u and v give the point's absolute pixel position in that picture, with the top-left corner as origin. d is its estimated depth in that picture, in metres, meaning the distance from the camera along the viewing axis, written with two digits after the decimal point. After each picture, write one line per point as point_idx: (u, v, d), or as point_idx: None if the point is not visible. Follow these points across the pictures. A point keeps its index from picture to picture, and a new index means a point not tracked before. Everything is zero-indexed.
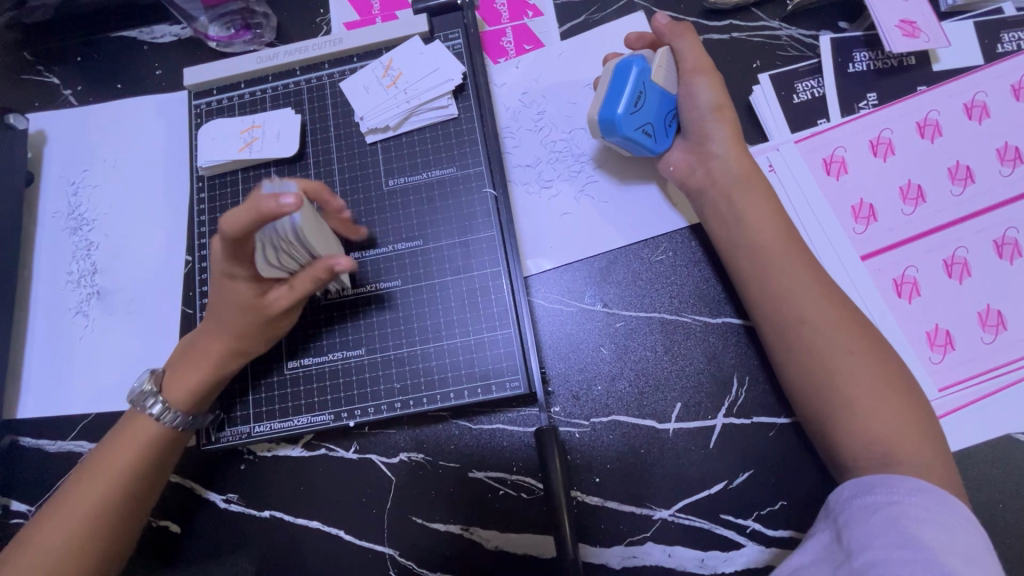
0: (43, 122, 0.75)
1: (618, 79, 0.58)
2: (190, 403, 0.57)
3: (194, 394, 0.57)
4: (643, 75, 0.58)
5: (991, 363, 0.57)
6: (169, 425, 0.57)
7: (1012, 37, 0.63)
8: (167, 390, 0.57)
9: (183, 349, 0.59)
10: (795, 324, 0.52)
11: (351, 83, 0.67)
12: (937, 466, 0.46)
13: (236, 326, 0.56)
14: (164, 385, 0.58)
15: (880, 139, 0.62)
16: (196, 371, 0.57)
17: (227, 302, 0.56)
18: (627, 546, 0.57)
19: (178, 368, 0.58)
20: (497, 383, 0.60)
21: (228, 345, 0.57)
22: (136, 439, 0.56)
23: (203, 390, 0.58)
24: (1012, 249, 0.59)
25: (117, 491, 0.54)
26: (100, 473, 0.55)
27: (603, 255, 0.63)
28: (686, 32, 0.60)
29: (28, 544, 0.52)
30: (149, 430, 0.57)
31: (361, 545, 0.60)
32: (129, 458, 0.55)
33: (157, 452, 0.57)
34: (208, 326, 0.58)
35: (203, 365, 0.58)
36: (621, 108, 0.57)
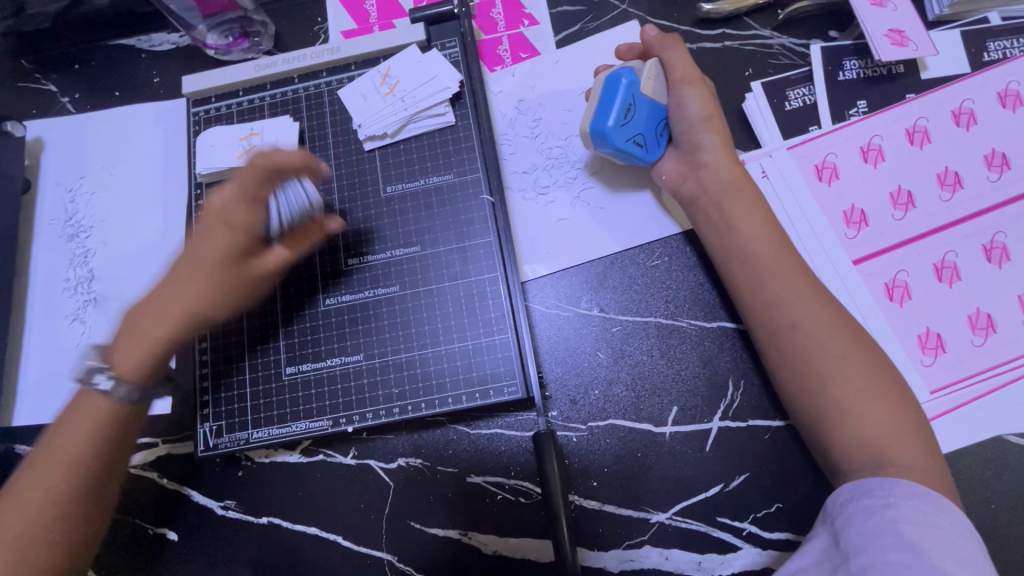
0: (40, 129, 0.75)
1: (608, 92, 0.59)
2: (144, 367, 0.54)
3: (142, 360, 0.54)
4: (632, 87, 0.59)
5: (982, 365, 0.58)
6: (117, 399, 0.52)
7: (998, 46, 0.64)
8: (119, 359, 0.53)
9: (130, 313, 0.56)
10: (787, 329, 0.52)
11: (350, 91, 0.68)
12: (929, 467, 0.47)
13: (205, 282, 0.55)
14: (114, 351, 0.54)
15: (870, 145, 0.63)
16: (149, 333, 0.54)
17: (197, 255, 0.56)
18: (626, 550, 0.58)
19: (127, 334, 0.55)
20: (495, 388, 0.60)
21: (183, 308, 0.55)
22: (83, 425, 0.52)
23: (160, 356, 0.55)
24: (1001, 253, 0.60)
25: (75, 477, 0.51)
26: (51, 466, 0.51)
27: (600, 261, 0.64)
28: (675, 44, 0.61)
29: None
30: (99, 409, 0.53)
31: (360, 551, 0.60)
32: (83, 440, 0.52)
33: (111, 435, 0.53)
34: (168, 288, 0.56)
35: (155, 328, 0.54)
36: (612, 120, 0.59)
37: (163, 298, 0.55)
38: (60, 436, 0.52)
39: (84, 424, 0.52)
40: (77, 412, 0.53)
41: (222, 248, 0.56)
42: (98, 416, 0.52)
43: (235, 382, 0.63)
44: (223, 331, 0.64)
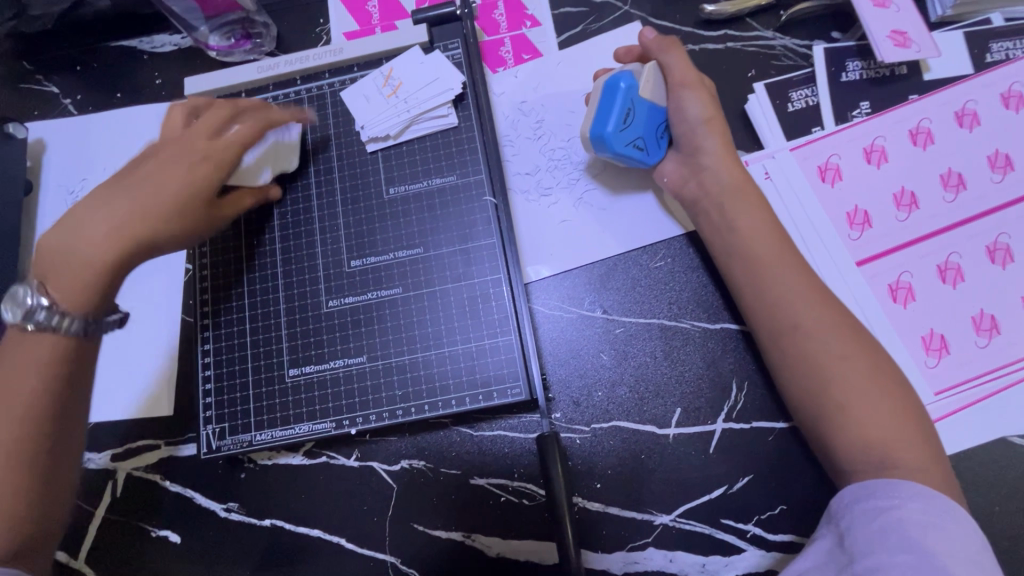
0: (42, 131, 0.75)
1: (607, 96, 0.60)
2: (92, 289, 0.52)
3: (84, 290, 0.52)
4: (630, 91, 0.59)
5: (986, 367, 0.58)
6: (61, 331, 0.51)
7: (1001, 47, 0.64)
8: (68, 283, 0.51)
9: (59, 239, 0.53)
10: (791, 331, 0.52)
11: (352, 93, 0.68)
12: (934, 469, 0.46)
13: (153, 208, 0.55)
14: (49, 278, 0.52)
15: (873, 146, 0.63)
16: (86, 258, 0.52)
17: (143, 186, 0.56)
18: (629, 552, 0.58)
19: (58, 263, 0.52)
20: (498, 390, 0.60)
21: (123, 232, 0.53)
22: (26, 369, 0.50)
23: (99, 284, 0.52)
24: (1004, 254, 0.60)
25: (32, 423, 0.49)
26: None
27: (603, 262, 0.64)
28: (672, 47, 0.61)
29: None
30: (45, 347, 0.50)
31: (363, 554, 0.60)
32: (32, 384, 0.49)
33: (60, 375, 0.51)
34: (112, 213, 0.54)
35: (92, 252, 0.52)
36: (611, 125, 0.59)
37: (100, 223, 0.53)
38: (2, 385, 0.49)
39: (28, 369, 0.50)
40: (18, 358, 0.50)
41: (173, 182, 0.56)
42: (43, 357, 0.50)
43: (237, 383, 0.63)
44: (227, 333, 0.64)
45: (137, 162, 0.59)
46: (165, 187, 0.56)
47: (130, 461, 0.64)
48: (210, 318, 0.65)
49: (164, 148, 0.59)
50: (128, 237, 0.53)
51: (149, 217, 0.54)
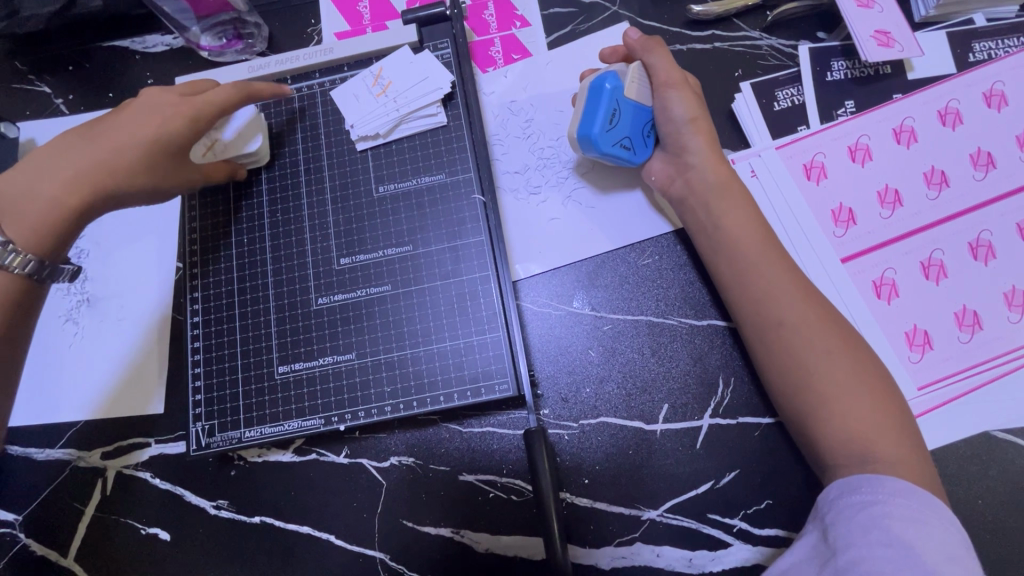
0: (33, 130, 0.75)
1: (592, 97, 0.61)
2: (40, 238, 0.54)
3: (32, 232, 0.53)
4: (616, 92, 0.60)
5: (968, 362, 0.58)
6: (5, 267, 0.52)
7: (983, 46, 0.65)
8: (20, 229, 0.53)
9: (18, 181, 0.55)
10: (774, 325, 0.53)
11: (342, 91, 0.68)
12: (913, 462, 0.47)
13: (115, 159, 0.56)
14: (1, 215, 0.53)
15: (858, 145, 0.64)
16: (37, 200, 0.54)
17: (109, 133, 0.57)
18: (617, 547, 0.58)
19: (13, 203, 0.54)
20: (486, 386, 0.60)
21: (81, 180, 0.55)
22: None
23: (53, 226, 0.54)
24: (987, 251, 0.60)
25: None
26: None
27: (591, 259, 0.64)
28: (657, 47, 0.61)
29: None
30: None
31: (353, 550, 0.60)
32: None
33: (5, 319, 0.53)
34: (74, 160, 0.56)
35: (51, 195, 0.54)
36: (598, 126, 0.60)
37: (58, 168, 0.55)
38: None
39: None
40: None
41: (143, 133, 0.57)
42: None
43: (226, 380, 0.63)
44: (217, 331, 0.65)
45: (115, 110, 0.60)
46: (132, 135, 0.57)
47: (121, 459, 0.64)
48: (200, 316, 0.65)
49: (141, 97, 0.60)
50: (90, 186, 0.55)
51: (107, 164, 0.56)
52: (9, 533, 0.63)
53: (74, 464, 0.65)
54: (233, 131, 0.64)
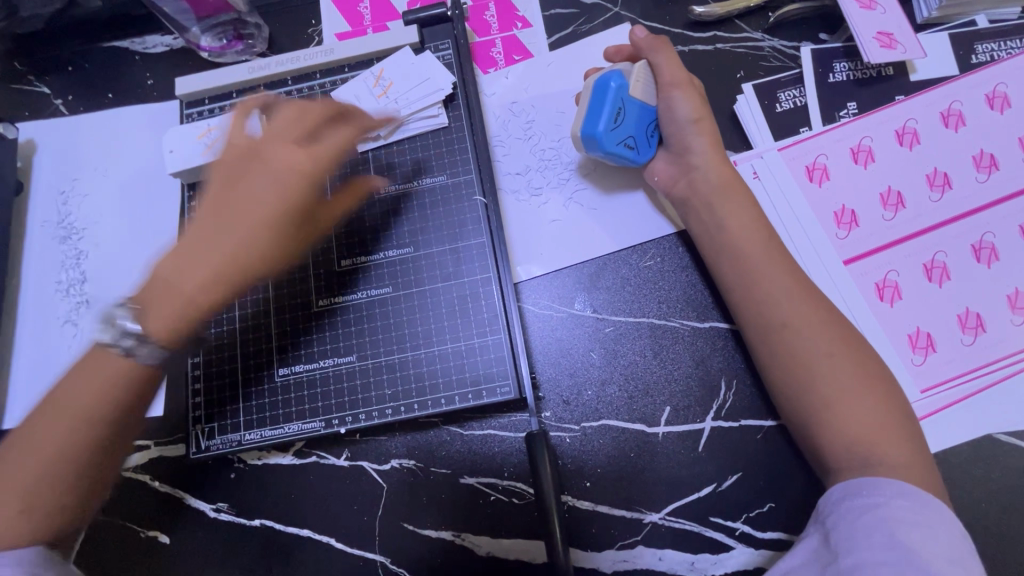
0: (32, 131, 0.75)
1: (598, 96, 0.59)
2: (177, 332, 0.45)
3: (176, 322, 0.45)
4: (621, 91, 0.59)
5: (971, 364, 0.58)
6: (143, 361, 0.45)
7: (985, 48, 0.65)
8: (152, 322, 0.45)
9: (165, 272, 0.46)
10: (777, 326, 0.53)
11: (342, 92, 0.67)
12: (917, 465, 0.47)
13: (254, 228, 0.47)
14: (141, 308, 0.45)
15: (860, 146, 0.64)
16: (206, 288, 0.45)
17: (233, 202, 0.48)
18: (619, 550, 0.58)
19: (156, 297, 0.45)
20: (487, 389, 0.60)
21: (225, 263, 0.46)
22: (97, 388, 0.45)
23: (191, 323, 0.46)
24: (989, 253, 0.60)
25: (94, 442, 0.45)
26: (59, 417, 0.45)
27: (593, 261, 0.64)
28: (663, 46, 0.62)
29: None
30: (115, 373, 0.45)
31: (352, 553, 0.60)
32: (101, 406, 0.45)
33: (127, 408, 0.46)
34: (217, 234, 0.47)
35: (192, 289, 0.45)
36: (602, 125, 0.59)
37: (217, 242, 0.46)
38: (63, 394, 0.45)
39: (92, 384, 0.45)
40: (85, 372, 0.46)
41: (286, 192, 0.49)
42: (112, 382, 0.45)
43: (225, 383, 0.63)
44: (216, 333, 0.64)
45: (238, 167, 0.50)
46: (260, 198, 0.48)
47: None
48: None
49: (265, 152, 0.50)
50: (236, 268, 0.46)
51: (251, 242, 0.47)
52: None
53: None
54: None
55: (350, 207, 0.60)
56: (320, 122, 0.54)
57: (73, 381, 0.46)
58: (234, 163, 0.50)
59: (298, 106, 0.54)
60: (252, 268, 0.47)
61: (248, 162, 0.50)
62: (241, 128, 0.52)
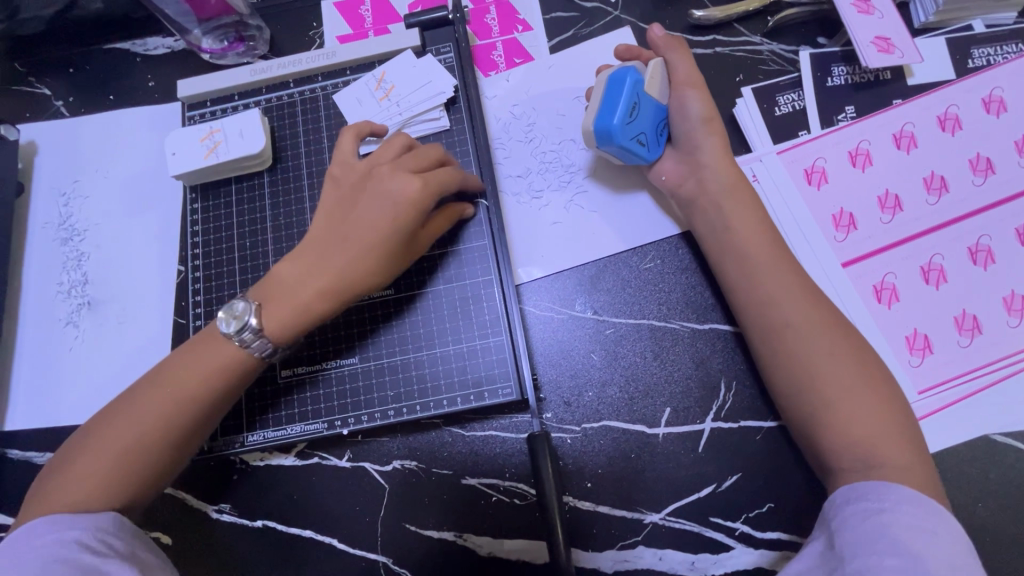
0: (34, 133, 0.75)
1: (614, 89, 0.58)
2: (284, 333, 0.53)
3: (290, 325, 0.53)
4: (637, 86, 0.59)
5: (967, 366, 0.59)
6: (252, 352, 0.53)
7: (982, 53, 0.66)
8: (269, 319, 0.53)
9: (289, 272, 0.55)
10: (779, 327, 0.53)
11: (345, 95, 0.68)
12: (916, 466, 0.47)
13: (358, 246, 0.54)
14: (265, 299, 0.54)
15: (858, 150, 0.64)
16: (315, 299, 0.54)
17: (347, 218, 0.56)
18: (619, 550, 0.58)
19: (277, 291, 0.54)
20: (489, 390, 0.61)
21: (336, 278, 0.54)
22: (202, 368, 0.52)
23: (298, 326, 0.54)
24: (986, 256, 0.61)
25: (188, 415, 0.51)
26: (168, 395, 0.51)
27: (593, 263, 0.65)
28: (679, 48, 0.63)
29: (87, 441, 0.50)
30: (226, 358, 0.52)
31: (355, 553, 0.60)
32: (203, 384, 0.52)
33: (223, 393, 0.53)
34: (331, 246, 0.55)
35: (306, 295, 0.54)
36: (618, 118, 0.58)
37: (330, 255, 0.54)
38: (174, 367, 0.52)
39: (201, 365, 0.52)
40: (198, 350, 0.53)
41: (389, 218, 0.55)
42: (219, 365, 0.52)
43: None
44: None
45: (352, 189, 0.57)
46: (369, 222, 0.55)
47: None
48: (202, 320, 0.65)
49: (384, 179, 0.56)
50: (339, 283, 0.54)
51: (355, 261, 0.54)
52: None
53: None
54: (240, 137, 0.66)
55: (439, 231, 0.61)
56: (430, 163, 0.58)
57: (182, 362, 0.53)
58: (350, 185, 0.57)
59: (408, 144, 0.59)
60: (355, 283, 0.54)
61: (359, 186, 0.57)
62: (355, 154, 0.60)
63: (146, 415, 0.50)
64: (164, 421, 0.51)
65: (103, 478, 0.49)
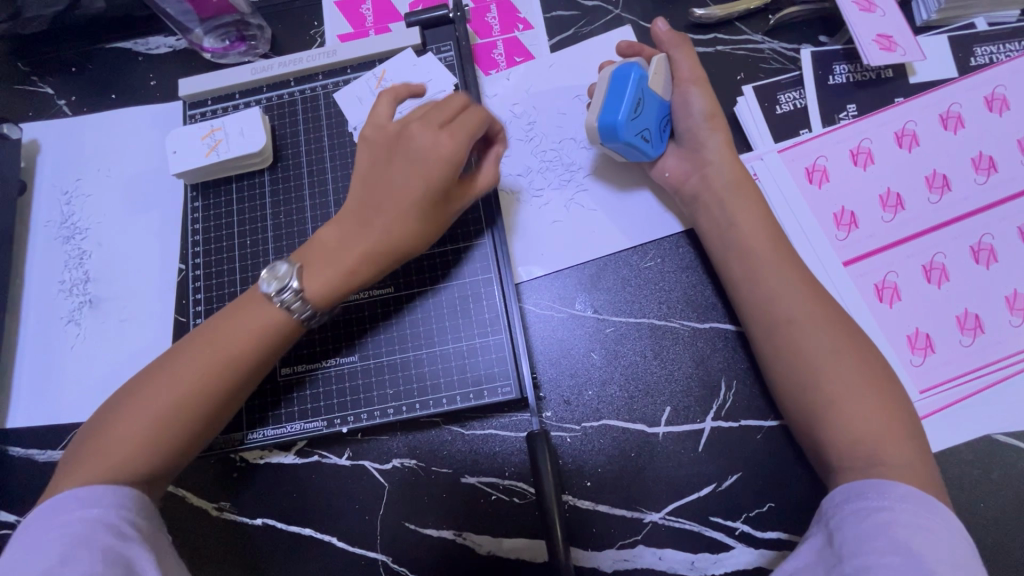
0: (36, 132, 0.75)
1: (617, 86, 0.58)
2: (324, 293, 0.53)
3: (330, 285, 0.53)
4: (640, 82, 0.59)
5: (969, 365, 0.58)
6: (294, 315, 0.53)
7: (984, 51, 0.65)
8: (310, 279, 0.53)
9: (331, 236, 0.55)
10: (782, 322, 0.53)
11: (346, 93, 0.69)
12: (918, 465, 0.47)
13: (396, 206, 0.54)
14: (306, 263, 0.54)
15: (859, 148, 0.64)
16: (354, 260, 0.54)
17: (382, 179, 0.55)
18: (619, 550, 0.58)
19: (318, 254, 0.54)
20: (488, 389, 0.61)
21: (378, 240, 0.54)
22: (244, 327, 0.52)
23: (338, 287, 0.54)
24: (988, 255, 0.60)
25: (228, 374, 0.51)
26: (204, 358, 0.50)
27: (593, 262, 0.64)
28: (682, 44, 0.62)
29: (125, 402, 0.50)
30: (268, 317, 0.52)
31: (354, 551, 0.60)
32: (244, 343, 0.51)
33: (263, 353, 0.52)
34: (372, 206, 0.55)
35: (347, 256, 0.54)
36: (622, 114, 0.57)
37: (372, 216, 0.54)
38: (215, 328, 0.52)
39: (243, 325, 0.52)
40: (239, 312, 0.53)
41: (423, 177, 0.53)
42: (260, 323, 0.52)
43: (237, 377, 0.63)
44: None
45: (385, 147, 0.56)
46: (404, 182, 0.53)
47: None
48: (203, 318, 0.65)
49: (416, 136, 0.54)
50: (379, 244, 0.54)
51: (394, 224, 0.54)
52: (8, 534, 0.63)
53: None
54: (240, 136, 0.66)
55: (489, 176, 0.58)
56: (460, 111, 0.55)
57: (221, 326, 0.52)
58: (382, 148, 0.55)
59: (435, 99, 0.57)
60: (396, 242, 0.54)
61: (393, 150, 0.55)
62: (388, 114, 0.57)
63: (186, 374, 0.50)
64: (202, 380, 0.50)
65: (140, 437, 0.48)
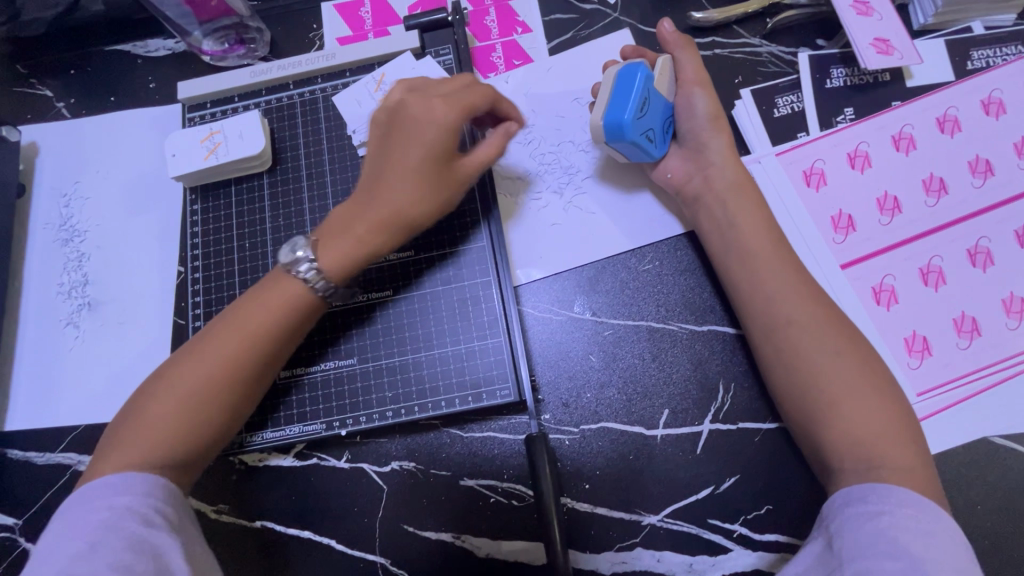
0: (35, 134, 0.75)
1: (623, 84, 0.58)
2: (339, 264, 0.53)
3: (346, 257, 0.54)
4: (646, 82, 0.58)
5: (966, 368, 0.59)
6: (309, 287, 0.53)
7: (981, 54, 0.66)
8: (325, 252, 0.53)
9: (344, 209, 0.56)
10: (781, 325, 0.53)
11: (344, 97, 0.69)
12: (916, 467, 0.47)
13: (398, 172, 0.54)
14: (324, 237, 0.54)
15: (857, 151, 0.64)
16: (368, 231, 0.54)
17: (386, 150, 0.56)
18: (617, 552, 0.58)
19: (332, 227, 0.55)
20: (487, 391, 0.61)
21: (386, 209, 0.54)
22: (267, 307, 0.52)
23: (353, 259, 0.54)
24: (985, 258, 0.61)
25: (252, 352, 0.51)
26: (231, 336, 0.51)
27: (591, 265, 0.65)
28: (688, 46, 0.63)
29: (155, 384, 0.51)
30: (290, 294, 0.53)
31: (353, 554, 0.60)
32: (268, 321, 0.52)
33: (286, 330, 0.53)
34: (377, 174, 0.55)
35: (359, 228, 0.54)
36: (629, 113, 0.57)
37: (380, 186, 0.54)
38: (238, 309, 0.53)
39: (266, 305, 0.52)
40: (261, 293, 0.53)
41: (422, 141, 0.54)
42: (281, 300, 0.53)
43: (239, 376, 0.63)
44: None
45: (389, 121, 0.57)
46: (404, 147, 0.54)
47: None
48: (202, 320, 0.65)
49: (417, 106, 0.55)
50: (389, 213, 0.54)
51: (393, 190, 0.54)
52: (7, 537, 0.63)
53: (74, 468, 0.64)
54: (239, 139, 0.66)
55: (492, 149, 0.57)
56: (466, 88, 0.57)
57: (245, 308, 0.53)
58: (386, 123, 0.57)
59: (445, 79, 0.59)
60: (405, 211, 0.54)
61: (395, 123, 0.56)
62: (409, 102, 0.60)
63: (213, 355, 0.50)
64: (228, 359, 0.50)
65: (172, 418, 0.49)
